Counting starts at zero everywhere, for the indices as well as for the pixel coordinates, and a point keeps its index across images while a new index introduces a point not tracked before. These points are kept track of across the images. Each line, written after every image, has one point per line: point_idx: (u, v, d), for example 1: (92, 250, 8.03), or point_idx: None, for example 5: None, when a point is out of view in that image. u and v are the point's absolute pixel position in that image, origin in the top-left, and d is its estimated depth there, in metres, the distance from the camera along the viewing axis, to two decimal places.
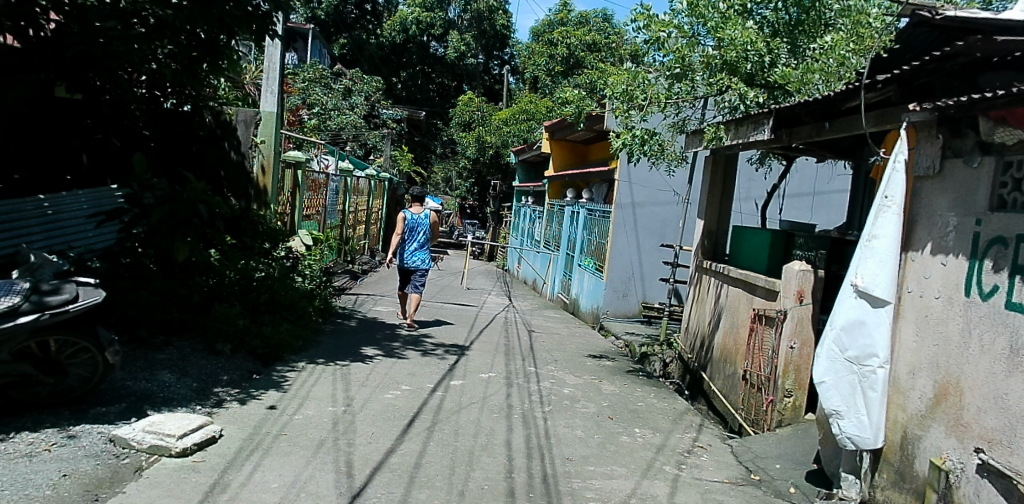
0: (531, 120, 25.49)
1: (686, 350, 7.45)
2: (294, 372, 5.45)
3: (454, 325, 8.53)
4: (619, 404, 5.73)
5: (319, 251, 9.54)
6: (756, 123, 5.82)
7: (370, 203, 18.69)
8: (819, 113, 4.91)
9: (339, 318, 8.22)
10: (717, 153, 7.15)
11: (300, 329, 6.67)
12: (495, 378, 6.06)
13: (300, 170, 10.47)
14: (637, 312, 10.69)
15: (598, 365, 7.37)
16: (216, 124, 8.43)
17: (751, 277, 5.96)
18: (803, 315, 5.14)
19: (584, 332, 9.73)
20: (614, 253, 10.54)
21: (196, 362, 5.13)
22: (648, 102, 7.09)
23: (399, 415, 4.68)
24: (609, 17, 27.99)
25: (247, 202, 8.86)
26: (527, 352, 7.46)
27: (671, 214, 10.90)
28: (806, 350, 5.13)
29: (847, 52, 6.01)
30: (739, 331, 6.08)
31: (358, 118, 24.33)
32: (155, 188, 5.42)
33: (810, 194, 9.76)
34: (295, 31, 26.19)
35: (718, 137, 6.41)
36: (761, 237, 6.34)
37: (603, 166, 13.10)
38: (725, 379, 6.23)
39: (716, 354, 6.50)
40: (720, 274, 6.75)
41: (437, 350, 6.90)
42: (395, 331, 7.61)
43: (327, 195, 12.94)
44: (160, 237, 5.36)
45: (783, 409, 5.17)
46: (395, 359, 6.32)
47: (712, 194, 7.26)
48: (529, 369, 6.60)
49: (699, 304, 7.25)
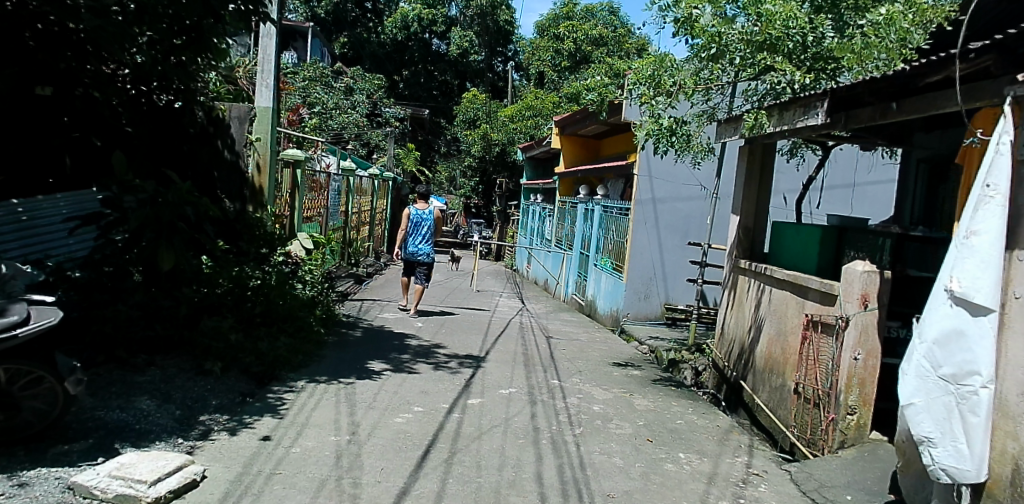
0: (538, 117, 24.96)
1: (721, 358, 6.80)
2: (292, 394, 4.85)
3: (467, 333, 7.92)
4: (656, 423, 5.11)
5: (320, 255, 8.93)
6: (805, 107, 5.17)
7: (373, 203, 18.05)
8: (884, 92, 4.29)
9: (344, 327, 7.61)
10: (754, 143, 6.52)
11: (300, 343, 6.05)
12: (517, 394, 5.45)
13: (300, 169, 9.87)
14: (659, 314, 10.08)
15: (626, 376, 6.74)
16: (208, 121, 7.74)
17: (801, 279, 5.33)
18: (868, 322, 4.51)
19: (605, 337, 9.11)
20: (635, 252, 9.91)
21: (182, 386, 4.55)
22: (678, 87, 6.59)
23: (412, 445, 4.07)
24: (615, 10, 27.47)
25: (241, 203, 8.33)
26: (548, 363, 6.83)
27: (696, 209, 10.24)
28: (872, 362, 4.51)
29: (907, 25, 5.33)
30: (787, 338, 5.45)
31: (360, 117, 23.73)
32: (137, 191, 4.77)
33: (850, 186, 9.10)
34: (293, 29, 25.56)
35: (760, 124, 5.69)
36: (807, 234, 5.71)
37: (618, 161, 12.48)
38: (771, 392, 5.60)
39: (760, 364, 5.87)
40: (761, 276, 6.12)
41: (450, 363, 6.29)
42: (404, 342, 6.99)
43: (329, 196, 12.35)
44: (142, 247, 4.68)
45: (845, 428, 4.56)
46: (406, 374, 5.72)
47: (748, 188, 6.61)
48: (553, 383, 5.99)
49: (736, 307, 6.61)
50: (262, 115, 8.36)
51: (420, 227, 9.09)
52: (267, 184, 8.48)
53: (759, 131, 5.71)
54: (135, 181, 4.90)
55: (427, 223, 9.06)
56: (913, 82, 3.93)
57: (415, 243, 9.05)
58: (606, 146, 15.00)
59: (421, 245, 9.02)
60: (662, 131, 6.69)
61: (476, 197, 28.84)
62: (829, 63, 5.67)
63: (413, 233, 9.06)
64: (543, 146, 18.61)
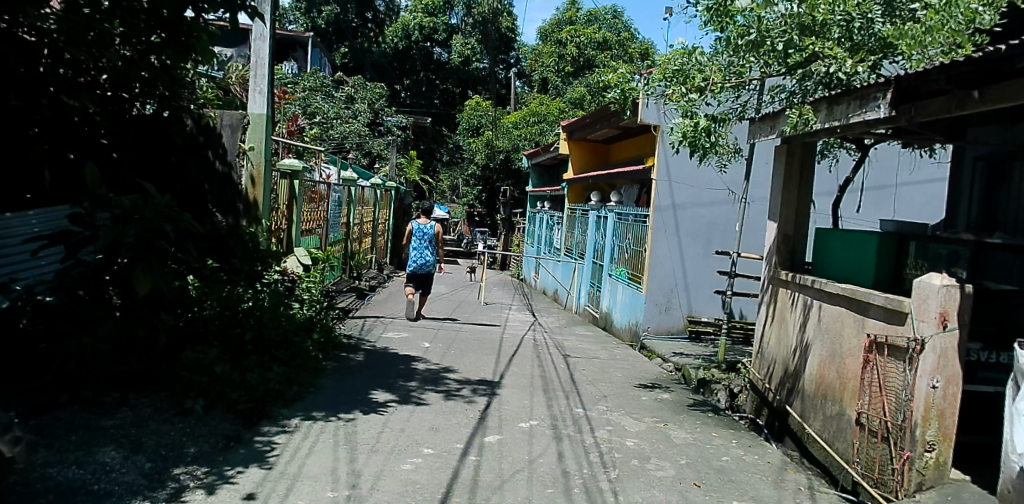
0: (543, 123, 24.39)
1: (759, 379, 6.17)
2: (284, 436, 4.22)
3: (478, 354, 7.29)
4: (700, 461, 4.47)
5: (319, 271, 8.31)
6: (860, 100, 4.52)
7: (375, 214, 17.49)
8: (965, 79, 3.63)
9: (344, 351, 7.00)
10: (791, 141, 5.93)
11: (296, 372, 5.43)
12: (539, 428, 4.82)
13: (297, 180, 9.31)
14: (682, 327, 9.45)
15: (656, 401, 6.11)
16: (197, 130, 7.18)
17: (859, 294, 4.70)
18: (947, 345, 3.89)
19: (625, 355, 8.49)
20: (654, 262, 9.31)
21: (156, 430, 3.95)
22: (709, 83, 5.98)
23: (423, 501, 3.43)
24: (619, 13, 26.95)
25: (235, 218, 7.57)
26: (569, 387, 6.21)
27: (721, 214, 9.57)
28: (953, 390, 3.91)
29: (977, 5, 4.81)
30: (844, 361, 4.83)
31: (361, 126, 23.17)
32: (112, 206, 4.20)
33: (891, 188, 8.53)
34: (294, 39, 25.05)
35: (807, 119, 5.04)
36: (860, 242, 5.11)
37: (632, 166, 11.90)
38: (826, 421, 4.98)
39: (809, 389, 5.24)
40: (807, 290, 5.49)
41: (462, 391, 5.67)
42: (410, 367, 6.38)
43: (330, 207, 11.79)
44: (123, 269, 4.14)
45: (923, 468, 3.94)
46: (414, 405, 5.10)
47: (786, 192, 5.98)
48: (578, 412, 5.37)
49: (778, 324, 5.97)
50: (256, 123, 7.74)
51: (423, 239, 9.05)
52: (262, 197, 7.70)
53: (805, 128, 5.07)
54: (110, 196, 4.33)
55: (428, 237, 8.97)
56: (1013, 65, 3.28)
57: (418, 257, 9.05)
58: (616, 151, 14.43)
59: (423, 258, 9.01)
60: (696, 132, 6.05)
61: (479, 205, 28.29)
62: (885, 49, 5.09)
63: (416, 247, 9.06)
64: (550, 153, 18.05)
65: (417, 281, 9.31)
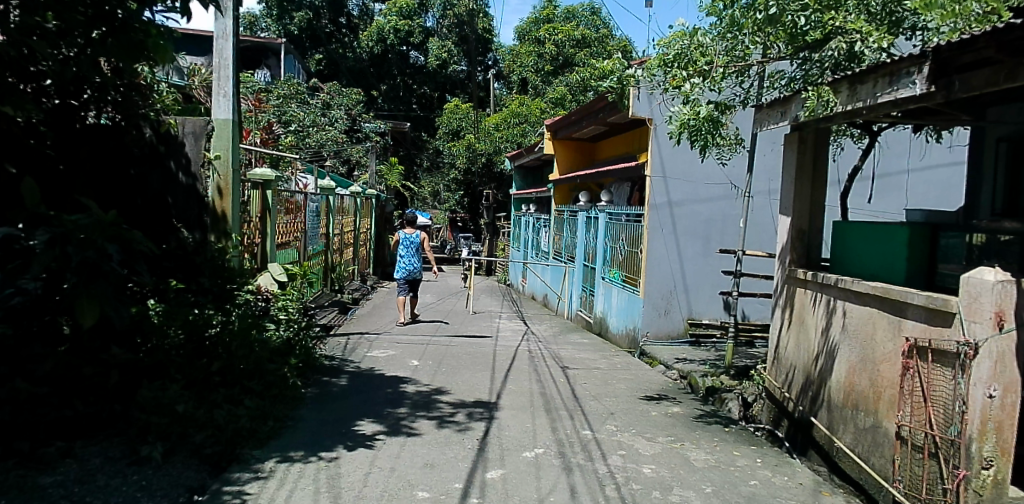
0: (524, 123, 23.92)
1: (776, 387, 5.72)
2: (257, 484, 3.67)
3: (471, 371, 6.78)
4: (727, 489, 3.99)
5: (296, 288, 7.75)
6: (889, 76, 4.18)
7: (356, 223, 16.89)
8: (1021, 46, 3.15)
9: (326, 374, 6.45)
10: (804, 129, 5.50)
11: (272, 404, 4.87)
12: (546, 456, 4.33)
13: (270, 190, 8.73)
14: (682, 331, 9.01)
15: (667, 416, 5.63)
16: (158, 139, 6.41)
17: (895, 293, 4.26)
18: (1005, 348, 3.44)
19: (625, 363, 8.01)
20: (651, 263, 8.88)
21: (104, 486, 3.39)
22: (716, 63, 5.65)
23: None
24: (597, 11, 26.62)
25: (202, 232, 6.92)
26: (572, 404, 5.72)
27: (721, 209, 9.12)
28: (1012, 399, 3.44)
29: None
30: (877, 368, 4.38)
31: (338, 133, 22.52)
32: (49, 227, 3.59)
33: (904, 174, 8.28)
34: (266, 46, 24.18)
35: (826, 101, 4.74)
36: (887, 236, 4.71)
37: (622, 163, 11.48)
38: (858, 434, 4.52)
39: (838, 398, 4.79)
40: (829, 289, 5.06)
41: (458, 415, 5.15)
42: (398, 390, 5.85)
43: (307, 218, 11.20)
44: (64, 301, 3.51)
45: (980, 488, 3.46)
46: (405, 437, 4.58)
47: (799, 184, 5.57)
48: (586, 434, 4.89)
49: (796, 327, 5.53)
50: (221, 130, 7.16)
51: (409, 248, 9.93)
52: (231, 209, 7.27)
53: (825, 111, 4.75)
54: (55, 213, 3.72)
55: (416, 244, 9.91)
56: None
57: (407, 264, 9.87)
58: (603, 148, 14.03)
59: (412, 264, 9.83)
60: (698, 121, 5.61)
61: (462, 210, 27.72)
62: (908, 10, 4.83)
63: (403, 256, 9.90)
64: (533, 155, 17.59)
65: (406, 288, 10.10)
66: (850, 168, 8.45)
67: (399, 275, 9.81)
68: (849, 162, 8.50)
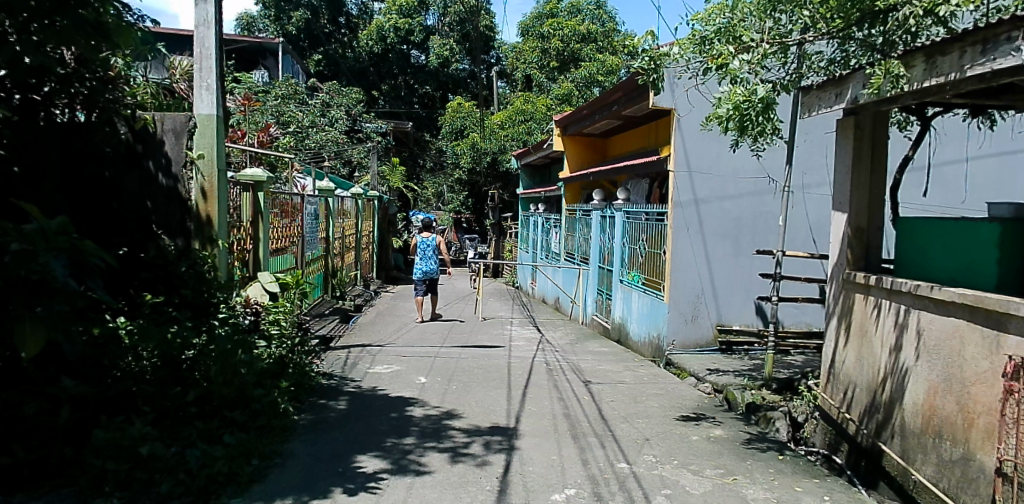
0: (530, 121, 23.24)
1: (834, 406, 5.06)
2: None
3: (485, 389, 6.11)
4: None
5: (292, 298, 7.09)
6: (982, 44, 3.51)
7: (358, 226, 16.32)
8: None
9: (324, 396, 5.80)
10: (860, 113, 4.89)
11: (256, 438, 4.21)
12: (579, 500, 3.66)
13: (263, 192, 8.07)
14: (711, 339, 8.35)
15: (709, 440, 4.97)
16: (133, 137, 5.78)
17: (990, 302, 3.54)
18: None
19: (652, 375, 7.34)
20: (675, 265, 8.23)
21: None
22: (759, 40, 5.12)
23: None
24: (602, 4, 25.89)
25: (185, 240, 6.12)
26: (601, 428, 5.06)
27: (752, 205, 8.45)
28: None
29: None
30: (968, 391, 3.68)
31: (338, 134, 21.89)
32: None
33: (964, 161, 7.96)
34: (263, 46, 23.58)
35: (895, 77, 4.10)
36: (974, 235, 4.02)
37: (639, 157, 10.81)
38: (943, 467, 3.83)
39: (916, 425, 4.10)
40: (902, 296, 4.36)
41: (473, 446, 4.49)
42: (405, 414, 5.20)
43: (305, 221, 10.57)
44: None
45: None
46: (412, 476, 3.92)
47: (858, 172, 4.93)
48: (623, 467, 4.23)
49: (857, 339, 4.84)
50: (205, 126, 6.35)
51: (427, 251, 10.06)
52: (217, 213, 6.29)
53: (894, 87, 4.12)
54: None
55: (433, 248, 10.01)
56: None
57: (425, 266, 10.10)
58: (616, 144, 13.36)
59: (430, 267, 10.06)
60: (751, 103, 5.02)
61: (467, 211, 27.07)
62: None
63: (422, 257, 10.10)
64: (541, 153, 16.92)
65: (427, 287, 10.35)
66: (900, 159, 7.81)
67: (418, 278, 10.11)
68: (897, 152, 7.84)
